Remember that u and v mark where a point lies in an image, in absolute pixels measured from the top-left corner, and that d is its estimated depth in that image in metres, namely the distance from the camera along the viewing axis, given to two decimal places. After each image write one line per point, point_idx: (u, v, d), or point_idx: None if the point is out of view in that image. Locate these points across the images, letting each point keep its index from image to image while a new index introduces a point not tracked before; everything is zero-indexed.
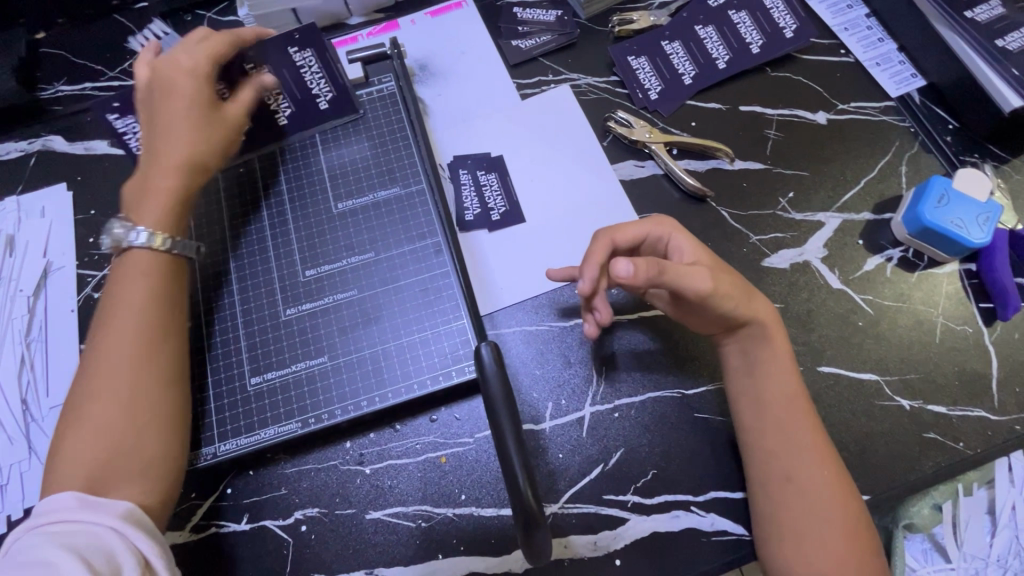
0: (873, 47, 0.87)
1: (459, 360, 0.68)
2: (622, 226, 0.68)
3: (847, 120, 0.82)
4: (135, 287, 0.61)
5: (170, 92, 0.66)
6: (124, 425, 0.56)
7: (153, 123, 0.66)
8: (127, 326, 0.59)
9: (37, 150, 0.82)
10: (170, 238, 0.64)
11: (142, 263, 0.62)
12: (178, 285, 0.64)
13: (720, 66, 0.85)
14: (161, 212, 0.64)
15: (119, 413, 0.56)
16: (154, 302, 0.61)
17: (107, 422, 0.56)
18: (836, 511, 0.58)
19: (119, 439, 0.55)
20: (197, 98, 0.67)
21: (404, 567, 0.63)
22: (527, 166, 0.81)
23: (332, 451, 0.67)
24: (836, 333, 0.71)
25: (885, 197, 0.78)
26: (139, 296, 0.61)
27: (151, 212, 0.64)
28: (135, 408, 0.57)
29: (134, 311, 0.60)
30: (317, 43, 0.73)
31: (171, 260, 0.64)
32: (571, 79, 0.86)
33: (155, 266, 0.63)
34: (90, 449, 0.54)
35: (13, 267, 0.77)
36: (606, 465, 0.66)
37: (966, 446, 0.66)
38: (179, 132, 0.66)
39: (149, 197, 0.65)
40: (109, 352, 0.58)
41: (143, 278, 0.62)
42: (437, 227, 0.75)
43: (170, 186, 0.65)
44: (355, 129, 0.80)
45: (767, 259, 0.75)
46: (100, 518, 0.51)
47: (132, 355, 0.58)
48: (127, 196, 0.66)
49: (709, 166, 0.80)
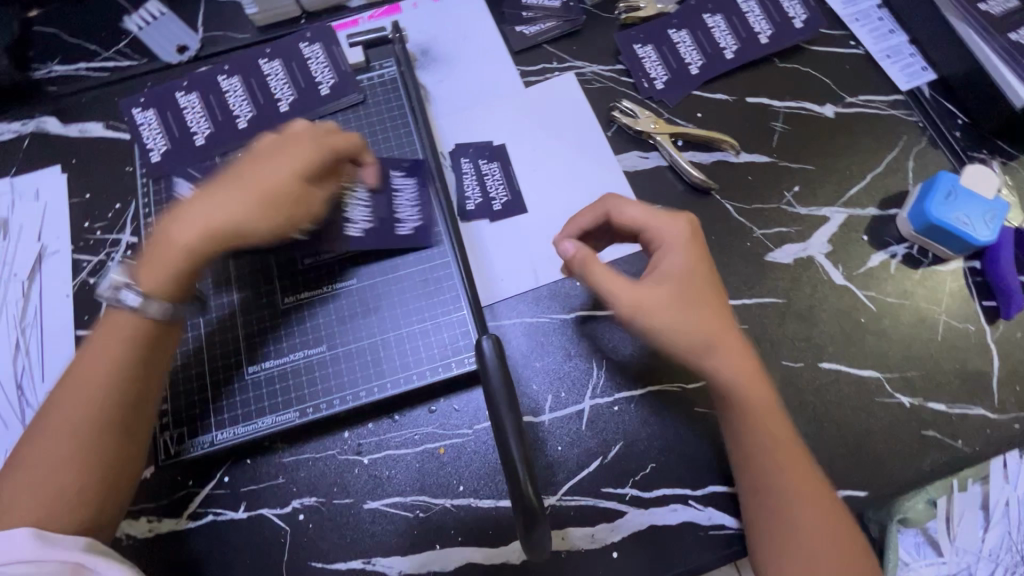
0: (884, 39, 0.85)
1: (459, 351, 0.68)
2: (626, 202, 0.66)
3: (855, 113, 0.81)
4: (120, 349, 0.58)
5: (261, 167, 0.62)
6: (75, 480, 0.54)
7: (232, 179, 0.63)
8: (105, 385, 0.57)
9: (30, 131, 0.81)
10: (166, 305, 0.60)
11: (130, 326, 0.59)
12: (165, 348, 0.61)
13: (728, 56, 0.84)
14: (165, 275, 0.59)
15: (74, 468, 0.54)
16: (137, 370, 0.58)
17: (59, 474, 0.54)
18: (806, 527, 0.56)
19: (67, 490, 0.54)
20: (256, 212, 0.61)
21: (402, 557, 0.63)
22: (529, 156, 0.80)
23: (330, 441, 0.67)
24: (838, 329, 0.71)
25: (891, 192, 0.77)
26: (121, 356, 0.58)
27: (157, 271, 0.59)
28: (92, 465, 0.55)
29: (113, 373, 0.57)
30: (326, 38, 0.80)
31: (164, 328, 0.60)
32: (576, 66, 0.85)
33: (146, 332, 0.59)
34: (37, 498, 0.53)
35: (8, 251, 0.76)
36: (605, 458, 0.66)
37: (965, 444, 0.66)
38: (228, 204, 0.61)
39: (162, 253, 0.60)
40: (88, 404, 0.56)
41: (128, 343, 0.58)
42: (438, 216, 0.74)
43: (184, 249, 0.60)
44: (355, 114, 0.79)
45: (770, 253, 0.74)
46: (61, 551, 0.51)
47: (101, 414, 0.56)
48: (152, 242, 0.62)
49: (714, 158, 0.79)
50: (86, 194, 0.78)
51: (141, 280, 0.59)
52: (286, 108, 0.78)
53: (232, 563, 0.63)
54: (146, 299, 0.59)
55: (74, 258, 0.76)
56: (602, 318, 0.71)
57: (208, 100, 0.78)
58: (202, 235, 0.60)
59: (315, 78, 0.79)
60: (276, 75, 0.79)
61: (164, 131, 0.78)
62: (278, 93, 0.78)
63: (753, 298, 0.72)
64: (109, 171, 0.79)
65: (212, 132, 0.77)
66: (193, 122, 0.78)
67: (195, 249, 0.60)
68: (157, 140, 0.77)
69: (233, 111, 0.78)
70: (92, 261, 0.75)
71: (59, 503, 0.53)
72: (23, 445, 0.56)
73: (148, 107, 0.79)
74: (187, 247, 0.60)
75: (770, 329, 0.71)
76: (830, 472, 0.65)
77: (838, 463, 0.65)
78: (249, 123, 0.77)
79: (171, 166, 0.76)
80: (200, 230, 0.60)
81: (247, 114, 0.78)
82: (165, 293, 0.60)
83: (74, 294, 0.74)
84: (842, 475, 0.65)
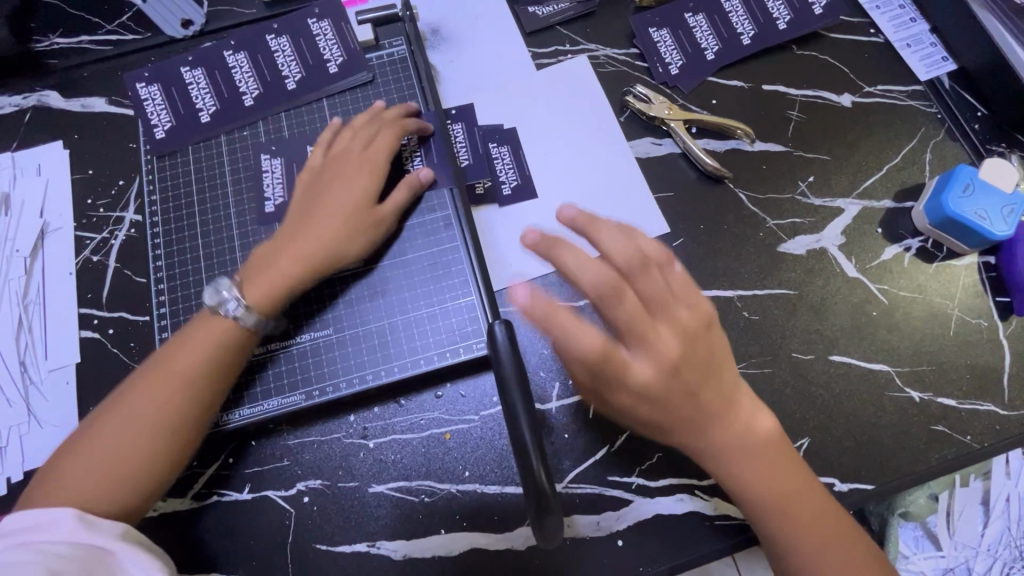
0: (904, 27, 0.84)
1: (467, 337, 0.68)
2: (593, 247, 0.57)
3: (873, 103, 0.80)
4: (206, 356, 0.59)
5: (347, 178, 0.67)
6: (138, 472, 0.55)
7: (322, 195, 0.66)
8: (186, 387, 0.58)
9: (32, 105, 0.79)
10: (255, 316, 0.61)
11: (217, 333, 0.60)
12: (234, 361, 0.61)
13: (745, 41, 0.82)
14: (270, 294, 0.62)
15: (139, 460, 0.55)
16: (220, 378, 0.60)
17: (124, 462, 0.55)
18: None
19: (128, 480, 0.55)
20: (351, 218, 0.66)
21: (407, 541, 0.63)
22: (540, 140, 0.78)
23: (335, 424, 0.66)
24: (850, 322, 0.70)
25: (907, 185, 0.76)
26: (206, 362, 0.59)
27: (263, 289, 0.62)
28: (157, 461, 0.56)
29: (196, 377, 0.58)
30: (334, 14, 0.78)
31: (248, 340, 0.62)
32: (589, 49, 0.83)
33: (233, 341, 0.61)
34: (85, 476, 0.54)
35: (10, 227, 0.75)
36: (612, 446, 0.65)
37: (973, 439, 0.66)
38: (327, 224, 0.65)
39: (269, 273, 0.63)
40: (155, 400, 0.57)
41: (214, 350, 0.60)
42: (446, 200, 0.72)
43: (294, 269, 0.63)
44: (363, 93, 0.77)
45: (783, 244, 0.73)
46: (98, 538, 0.50)
47: (164, 410, 0.57)
48: (251, 264, 0.65)
49: (728, 146, 0.78)
50: (88, 170, 0.77)
51: (242, 293, 0.61)
52: (293, 86, 0.76)
53: (237, 544, 0.63)
54: (247, 311, 0.61)
55: (77, 236, 0.75)
56: None
57: (213, 76, 0.77)
58: (310, 255, 0.64)
59: (324, 56, 0.77)
60: (283, 51, 0.77)
61: (168, 108, 0.76)
62: (285, 70, 0.77)
63: (765, 289, 0.71)
64: (112, 147, 0.78)
65: (217, 108, 0.76)
66: (198, 98, 0.76)
67: (303, 270, 0.63)
68: (161, 116, 0.76)
69: (239, 87, 0.76)
70: (94, 239, 0.74)
71: (119, 491, 0.54)
72: (86, 426, 0.57)
73: (153, 82, 0.77)
74: (296, 269, 0.63)
75: (781, 321, 0.70)
76: (837, 465, 0.65)
77: (845, 456, 0.65)
78: (256, 101, 0.76)
79: (176, 143, 0.75)
80: (306, 252, 0.64)
81: (254, 92, 0.76)
82: (272, 310, 0.63)
83: (77, 272, 0.73)
84: (849, 468, 0.65)
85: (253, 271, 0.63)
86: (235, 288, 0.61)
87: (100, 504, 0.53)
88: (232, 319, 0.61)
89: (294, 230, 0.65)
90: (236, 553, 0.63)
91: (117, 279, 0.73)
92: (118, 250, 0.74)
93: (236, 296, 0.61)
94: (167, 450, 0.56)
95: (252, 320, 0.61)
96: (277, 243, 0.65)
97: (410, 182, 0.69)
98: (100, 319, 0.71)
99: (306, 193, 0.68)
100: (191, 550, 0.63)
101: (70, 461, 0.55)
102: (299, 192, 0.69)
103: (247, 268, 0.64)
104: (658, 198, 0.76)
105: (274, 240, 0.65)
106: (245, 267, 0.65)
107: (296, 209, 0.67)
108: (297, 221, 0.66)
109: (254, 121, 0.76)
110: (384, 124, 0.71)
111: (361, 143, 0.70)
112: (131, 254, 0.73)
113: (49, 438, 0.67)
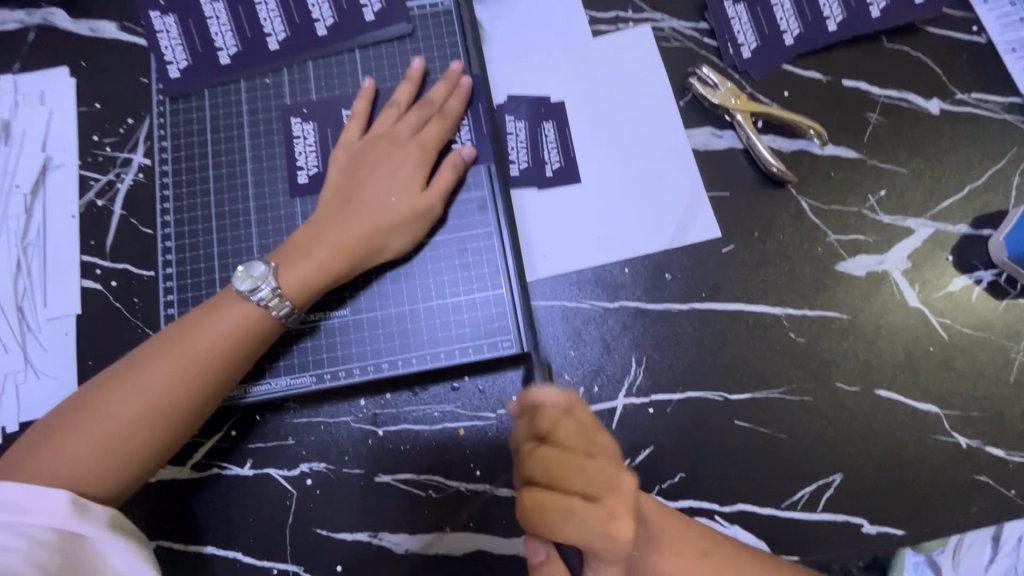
0: (1012, 28, 0.74)
1: (493, 333, 0.63)
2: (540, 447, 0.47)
3: (964, 113, 0.71)
4: (226, 344, 0.55)
5: (398, 165, 0.62)
6: (137, 451, 0.52)
7: (367, 182, 0.62)
8: (203, 376, 0.54)
9: (36, 24, 0.72)
10: (288, 305, 0.58)
11: (241, 321, 0.56)
12: (255, 348, 0.57)
13: (830, 28, 0.73)
14: (310, 284, 0.58)
15: (141, 441, 0.52)
16: (239, 370, 0.57)
17: (125, 437, 0.52)
18: None
19: (125, 459, 0.52)
20: (396, 211, 0.61)
21: (410, 536, 0.61)
22: (590, 119, 0.71)
23: (345, 407, 0.63)
24: (903, 354, 0.65)
25: (988, 210, 0.69)
26: (224, 350, 0.55)
27: (303, 280, 0.58)
28: (161, 442, 0.53)
29: (212, 365, 0.55)
30: None
31: (270, 332, 0.58)
32: (654, 19, 0.74)
33: (255, 332, 0.57)
34: (85, 439, 0.51)
35: (9, 158, 0.69)
36: (633, 461, 0.62)
37: (1017, 493, 0.62)
38: (370, 214, 0.60)
39: (308, 261, 0.58)
40: (167, 377, 0.53)
41: (237, 340, 0.56)
42: (484, 179, 0.66)
43: (335, 261, 0.59)
44: (400, 46, 0.69)
45: (841, 262, 0.67)
46: (87, 526, 0.48)
47: (174, 389, 0.53)
48: (284, 248, 0.60)
49: (795, 147, 0.70)
50: (95, 104, 0.71)
51: (276, 281, 0.57)
52: (324, 33, 0.69)
53: (236, 520, 0.61)
54: (281, 303, 0.57)
55: (81, 175, 0.69)
56: (646, 312, 0.66)
57: (236, 11, 0.69)
58: (352, 248, 0.59)
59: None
60: None
61: (184, 43, 0.69)
62: (316, 12, 0.69)
63: (816, 310, 0.66)
64: (122, 81, 0.71)
65: (239, 50, 0.69)
66: (218, 35, 0.69)
67: (346, 264, 0.59)
68: (177, 52, 0.69)
69: (263, 27, 0.69)
70: (100, 181, 0.69)
71: (117, 469, 0.52)
72: (88, 394, 0.53)
73: (168, 13, 0.69)
74: (337, 261, 0.59)
75: (829, 346, 0.65)
76: (868, 505, 0.61)
77: (877, 497, 0.61)
78: (281, 45, 0.69)
79: (192, 85, 0.68)
80: (349, 244, 0.59)
81: (280, 34, 0.69)
82: (306, 303, 0.59)
83: (80, 215, 0.68)
84: (879, 509, 0.61)
85: (290, 256, 0.59)
86: (270, 275, 0.57)
87: (93, 485, 0.51)
88: (263, 308, 0.57)
89: (334, 216, 0.60)
90: (234, 529, 0.61)
91: (121, 227, 0.68)
92: (123, 196, 0.68)
93: (271, 285, 0.57)
94: (174, 436, 0.54)
95: (283, 312, 0.58)
96: (316, 228, 0.60)
97: (454, 162, 0.64)
98: (102, 270, 0.67)
99: (345, 173, 0.63)
100: (189, 520, 0.61)
101: (66, 431, 0.51)
102: (337, 171, 0.63)
103: (282, 251, 0.60)
104: (712, 197, 0.69)
105: (312, 225, 0.61)
106: (279, 250, 0.60)
107: (335, 192, 0.62)
108: (337, 207, 0.61)
109: (279, 68, 0.69)
110: (434, 106, 0.65)
111: (407, 124, 0.64)
112: (137, 202, 0.68)
113: (46, 391, 0.64)
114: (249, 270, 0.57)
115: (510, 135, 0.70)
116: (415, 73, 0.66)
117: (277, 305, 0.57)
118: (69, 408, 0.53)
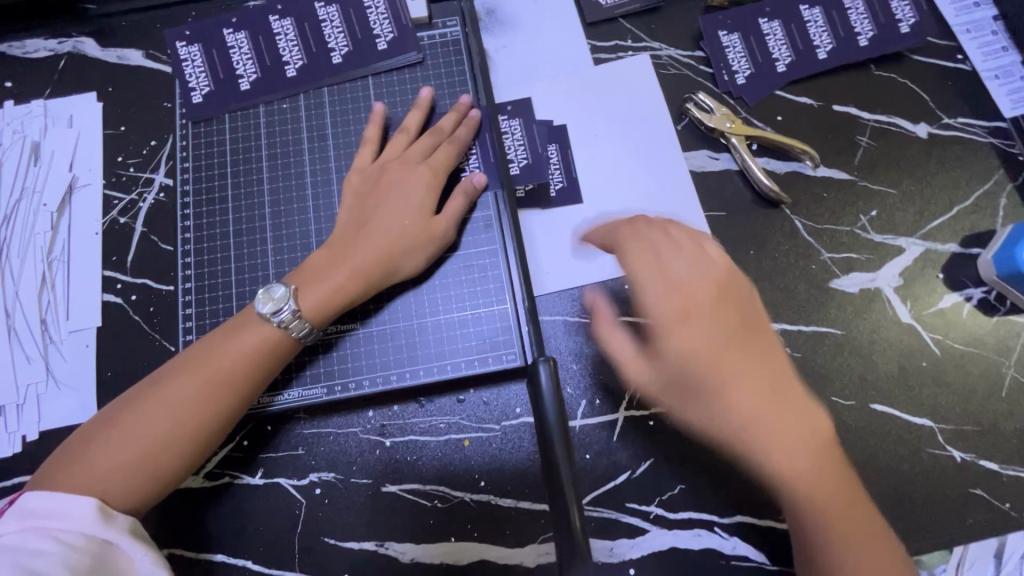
0: (995, 56, 0.77)
1: (497, 346, 0.65)
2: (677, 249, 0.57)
3: (951, 137, 0.74)
4: (250, 361, 0.58)
5: (411, 187, 0.65)
6: (166, 463, 0.54)
7: (379, 206, 0.65)
8: (229, 391, 0.57)
9: (67, 52, 0.76)
10: (302, 325, 0.60)
11: (262, 339, 0.59)
12: (278, 365, 0.60)
13: (821, 56, 0.76)
14: (328, 307, 0.61)
15: (168, 454, 0.54)
16: (260, 385, 0.59)
17: (153, 450, 0.54)
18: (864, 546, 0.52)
19: (153, 470, 0.54)
20: (410, 233, 0.64)
21: (416, 546, 0.62)
22: (591, 141, 0.74)
23: (355, 418, 0.65)
24: (897, 369, 0.66)
25: (977, 230, 0.71)
26: (247, 368, 0.58)
27: (320, 302, 0.60)
28: (187, 455, 0.55)
29: (238, 382, 0.57)
30: None
31: (292, 350, 0.60)
32: (652, 48, 0.78)
33: (279, 350, 0.59)
34: (115, 452, 0.53)
35: (37, 178, 0.73)
36: (634, 472, 0.63)
37: (1012, 507, 0.63)
38: (383, 236, 0.63)
39: (326, 284, 0.61)
40: (194, 391, 0.56)
41: (260, 358, 0.58)
42: (489, 201, 0.69)
43: (352, 284, 0.61)
44: (412, 73, 0.73)
45: (835, 280, 0.69)
46: (111, 532, 0.50)
47: (201, 402, 0.56)
48: (301, 271, 0.62)
49: (789, 169, 0.73)
50: (120, 127, 0.74)
51: (297, 303, 0.60)
52: (339, 60, 0.73)
53: (247, 529, 0.63)
54: (299, 323, 0.60)
55: (105, 194, 0.72)
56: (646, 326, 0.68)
57: (256, 40, 0.73)
58: (369, 272, 0.62)
59: (373, 30, 0.73)
60: (331, 21, 0.73)
61: (207, 70, 0.73)
62: (332, 42, 0.73)
63: (811, 326, 0.68)
64: (147, 105, 0.75)
65: (259, 76, 0.72)
66: (239, 63, 0.73)
67: (361, 286, 0.62)
68: (200, 79, 0.73)
69: (282, 56, 0.73)
70: (123, 200, 0.72)
71: (146, 482, 0.54)
72: (118, 408, 0.56)
73: (193, 42, 0.73)
74: (353, 284, 0.61)
75: (823, 361, 0.67)
76: None
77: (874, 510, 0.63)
78: (299, 72, 0.72)
79: (212, 110, 0.72)
80: (365, 268, 0.62)
81: (297, 62, 0.73)
82: (324, 322, 0.61)
83: (103, 232, 0.71)
84: None
85: (308, 279, 0.61)
86: (292, 297, 0.60)
87: (120, 495, 0.52)
88: (283, 329, 0.59)
89: (350, 240, 0.63)
90: (245, 537, 0.63)
91: (142, 243, 0.71)
92: (145, 214, 0.72)
93: (292, 308, 0.59)
94: (198, 448, 0.56)
95: (303, 333, 0.60)
96: (331, 252, 0.63)
97: (465, 188, 0.66)
98: (123, 284, 0.69)
99: (361, 200, 0.66)
100: (200, 528, 0.63)
101: (97, 443, 0.53)
102: (351, 197, 0.66)
103: (300, 274, 0.62)
104: (710, 217, 0.71)
105: (327, 249, 0.63)
106: (296, 274, 0.62)
107: (349, 217, 0.65)
108: (352, 232, 0.64)
109: (296, 93, 0.72)
110: (441, 131, 0.68)
111: (417, 149, 0.67)
112: (158, 219, 0.71)
113: (67, 401, 0.66)
114: (271, 293, 0.60)
115: (505, 134, 0.73)
116: (423, 101, 0.70)
117: (296, 326, 0.60)
118: (99, 422, 0.55)
